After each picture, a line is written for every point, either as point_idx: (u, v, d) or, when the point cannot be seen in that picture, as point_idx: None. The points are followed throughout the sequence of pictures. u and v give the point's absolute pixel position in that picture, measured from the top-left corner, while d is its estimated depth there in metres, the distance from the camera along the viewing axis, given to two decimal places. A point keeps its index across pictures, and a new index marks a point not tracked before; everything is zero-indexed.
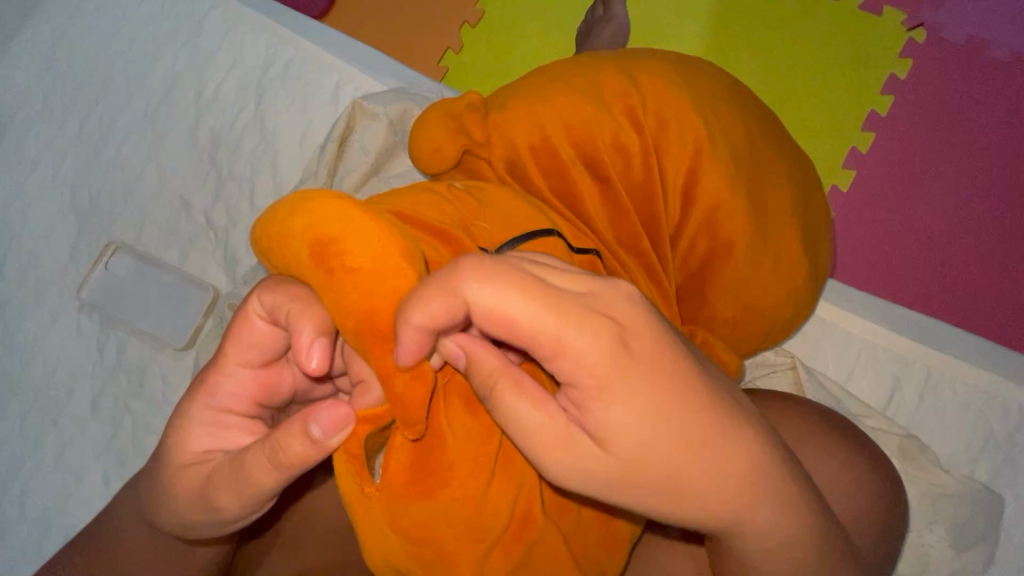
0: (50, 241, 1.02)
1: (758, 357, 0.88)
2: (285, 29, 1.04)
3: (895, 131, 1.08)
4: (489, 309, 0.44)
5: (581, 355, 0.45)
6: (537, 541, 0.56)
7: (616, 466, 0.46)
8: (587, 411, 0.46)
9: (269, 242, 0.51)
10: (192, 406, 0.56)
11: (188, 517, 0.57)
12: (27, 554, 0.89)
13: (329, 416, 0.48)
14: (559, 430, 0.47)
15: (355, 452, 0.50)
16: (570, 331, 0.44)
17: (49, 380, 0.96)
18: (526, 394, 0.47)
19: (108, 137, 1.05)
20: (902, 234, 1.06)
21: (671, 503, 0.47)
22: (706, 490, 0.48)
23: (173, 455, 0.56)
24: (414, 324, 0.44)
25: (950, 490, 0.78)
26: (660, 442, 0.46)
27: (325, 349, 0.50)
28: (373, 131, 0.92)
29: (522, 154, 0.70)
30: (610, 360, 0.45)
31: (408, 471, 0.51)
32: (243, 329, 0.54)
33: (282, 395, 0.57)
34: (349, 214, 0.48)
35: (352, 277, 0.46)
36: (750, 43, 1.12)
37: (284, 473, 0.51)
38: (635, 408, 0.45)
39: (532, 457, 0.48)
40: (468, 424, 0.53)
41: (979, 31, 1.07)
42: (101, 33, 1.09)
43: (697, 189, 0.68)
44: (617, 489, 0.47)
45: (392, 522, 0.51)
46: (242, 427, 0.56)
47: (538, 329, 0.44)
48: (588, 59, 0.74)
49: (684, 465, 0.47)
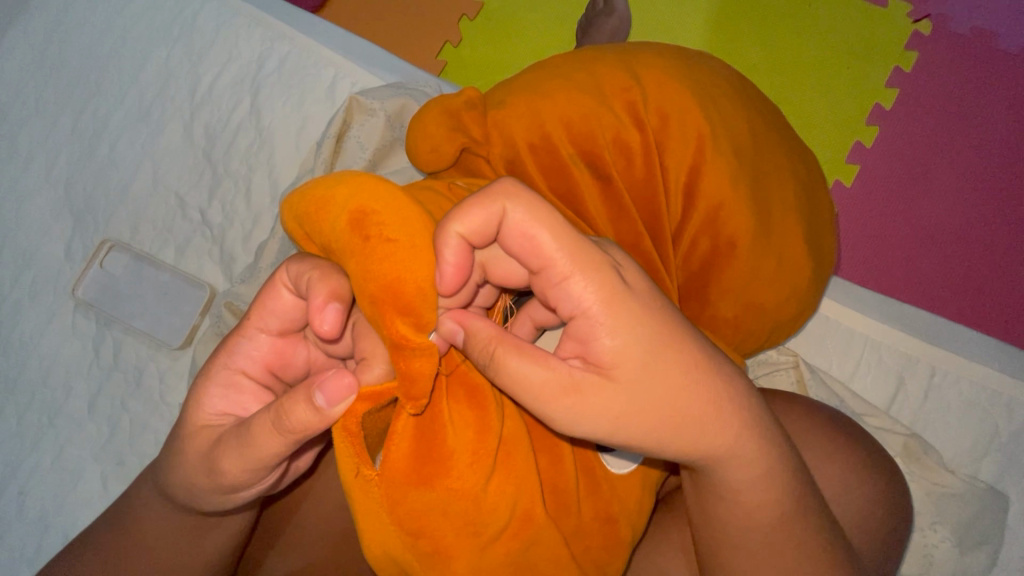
0: (44, 239, 1.01)
1: (760, 355, 0.85)
2: (280, 25, 1.02)
3: (898, 124, 1.07)
4: (521, 226, 0.45)
5: (596, 281, 0.46)
6: (535, 542, 0.55)
7: (620, 399, 0.47)
8: (595, 341, 0.46)
9: (307, 208, 0.50)
10: (212, 364, 0.56)
11: (193, 479, 0.57)
12: (25, 555, 0.88)
13: (335, 385, 0.47)
14: (563, 374, 0.46)
15: (354, 429, 0.48)
16: (587, 257, 0.46)
17: (46, 380, 0.95)
18: (528, 356, 0.46)
19: (102, 134, 1.04)
20: (906, 228, 1.05)
21: (672, 433, 0.49)
22: (701, 416, 0.49)
23: (189, 410, 0.57)
24: (457, 232, 0.45)
25: (955, 490, 0.77)
26: (657, 370, 0.47)
27: (339, 315, 0.49)
28: (371, 127, 0.90)
29: (521, 151, 0.69)
30: (618, 288, 0.46)
31: (410, 458, 0.49)
32: (268, 295, 0.54)
33: (295, 370, 0.57)
34: (392, 195, 0.48)
35: (386, 246, 0.46)
36: (753, 35, 1.11)
37: (286, 441, 0.50)
38: (637, 335, 0.47)
39: (539, 410, 0.47)
40: (468, 416, 0.52)
41: (986, 23, 1.05)
42: (93, 28, 1.08)
43: (700, 184, 0.67)
44: (622, 427, 0.47)
45: (391, 510, 0.49)
46: (254, 393, 0.56)
47: (558, 253, 0.45)
48: (589, 53, 0.73)
49: (680, 392, 0.48)
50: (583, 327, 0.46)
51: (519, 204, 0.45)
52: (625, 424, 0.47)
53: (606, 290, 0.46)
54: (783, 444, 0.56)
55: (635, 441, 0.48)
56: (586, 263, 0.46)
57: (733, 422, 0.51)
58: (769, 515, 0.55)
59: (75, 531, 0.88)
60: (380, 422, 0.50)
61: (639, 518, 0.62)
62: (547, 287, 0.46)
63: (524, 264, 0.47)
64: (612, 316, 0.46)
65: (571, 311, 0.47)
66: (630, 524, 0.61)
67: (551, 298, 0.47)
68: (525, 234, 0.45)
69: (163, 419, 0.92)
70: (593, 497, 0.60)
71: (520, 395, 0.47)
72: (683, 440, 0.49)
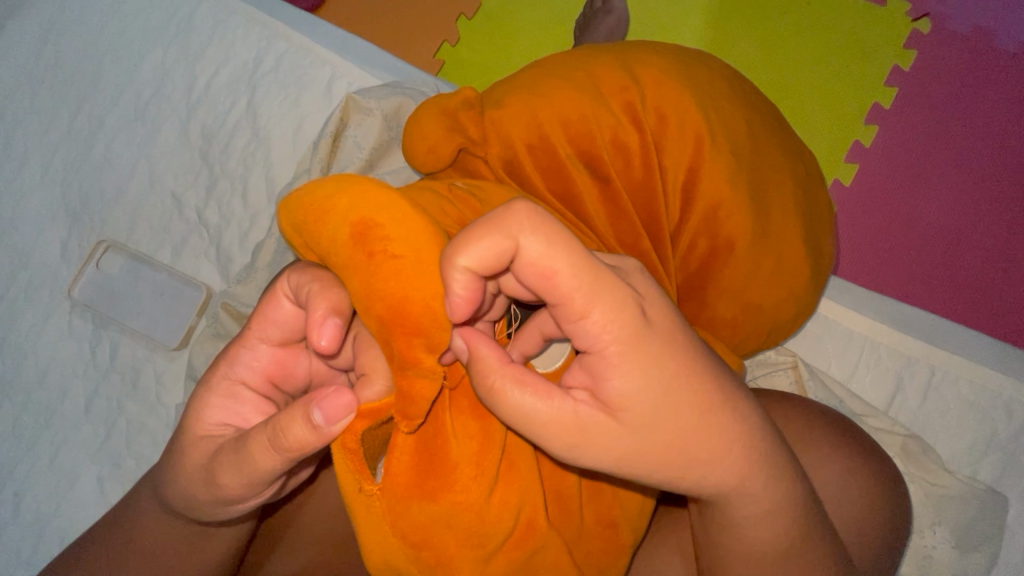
0: (40, 240, 1.01)
1: (759, 355, 0.85)
2: (276, 23, 1.02)
3: (897, 123, 1.07)
4: (539, 263, 0.42)
5: (616, 322, 0.44)
6: (539, 550, 0.54)
7: (627, 439, 0.46)
8: (608, 380, 0.45)
9: (305, 217, 0.50)
10: (212, 374, 0.56)
11: (191, 489, 0.56)
12: (20, 558, 0.88)
13: (335, 403, 0.47)
14: (568, 411, 0.45)
15: (353, 447, 0.48)
16: (609, 296, 0.44)
17: (41, 381, 0.95)
18: (532, 389, 0.45)
19: (98, 133, 1.03)
20: (906, 228, 1.05)
21: (677, 472, 0.48)
22: (709, 458, 0.49)
23: (189, 421, 0.56)
24: (465, 266, 0.42)
25: (953, 492, 0.77)
26: (669, 411, 0.46)
27: (337, 329, 0.48)
28: (367, 127, 0.90)
29: (519, 152, 0.68)
30: (639, 330, 0.45)
31: (411, 471, 0.49)
32: (269, 305, 0.54)
33: (296, 381, 0.57)
34: (395, 205, 0.48)
35: (392, 263, 0.45)
36: (752, 34, 1.10)
37: (283, 458, 0.50)
38: (651, 378, 0.46)
39: (541, 444, 0.46)
40: (472, 427, 0.51)
41: (985, 21, 1.05)
42: (89, 26, 1.07)
43: (698, 185, 0.66)
44: (627, 465, 0.46)
45: (393, 523, 0.49)
46: (254, 405, 0.56)
47: (578, 291, 0.43)
48: (587, 52, 0.73)
49: (689, 434, 0.47)
50: (597, 364, 0.45)
51: (538, 237, 0.42)
52: (628, 463, 0.46)
53: (626, 332, 0.44)
54: (796, 476, 0.54)
55: (639, 477, 0.48)
56: (608, 303, 0.44)
57: (742, 463, 0.50)
58: (773, 538, 0.55)
59: (71, 533, 0.88)
60: (382, 434, 0.50)
61: (639, 521, 0.62)
62: (564, 322, 0.45)
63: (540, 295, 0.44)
64: (627, 358, 0.45)
65: (585, 347, 0.45)
66: (631, 528, 0.61)
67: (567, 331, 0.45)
68: (543, 271, 0.42)
69: (159, 421, 0.92)
70: (595, 502, 0.60)
71: (522, 427, 0.46)
72: (688, 478, 0.49)
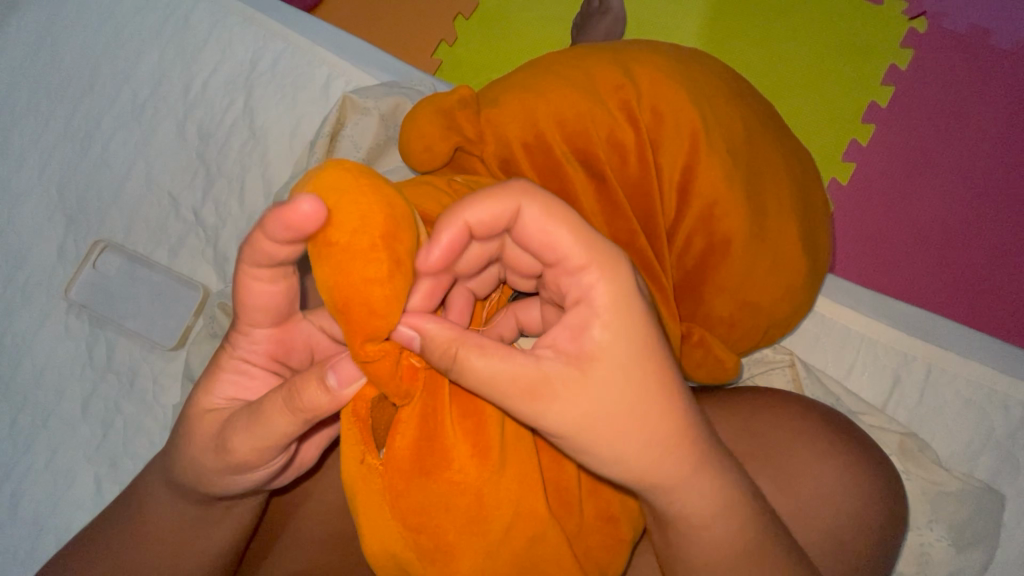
0: (37, 240, 1.01)
1: (755, 354, 0.85)
2: (273, 22, 1.02)
3: (894, 122, 1.07)
4: (540, 227, 0.47)
5: (611, 279, 0.47)
6: (539, 539, 0.53)
7: (592, 396, 0.47)
8: (587, 333, 0.47)
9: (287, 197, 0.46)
10: (220, 354, 0.56)
11: (200, 460, 0.56)
12: (16, 559, 0.87)
13: (347, 366, 0.49)
14: (533, 368, 0.46)
15: (363, 415, 0.50)
16: (605, 258, 0.48)
17: (38, 381, 0.95)
18: (491, 353, 0.46)
19: (95, 134, 1.03)
20: (901, 225, 1.05)
21: (640, 440, 0.49)
22: (670, 431, 0.50)
23: (198, 397, 0.57)
24: (467, 219, 0.46)
25: (951, 489, 0.77)
26: (633, 376, 0.48)
27: None
28: (363, 126, 0.90)
29: (515, 150, 0.69)
30: (626, 291, 0.48)
31: (413, 448, 0.50)
32: (250, 296, 0.50)
33: (301, 356, 0.57)
34: (352, 189, 0.43)
35: (329, 251, 0.43)
36: (749, 34, 1.10)
37: (294, 423, 0.50)
38: (627, 336, 0.48)
39: (510, 404, 0.47)
40: (468, 406, 0.52)
41: (980, 20, 1.05)
42: (86, 27, 1.07)
43: (694, 183, 0.66)
44: (587, 426, 0.47)
45: (392, 503, 0.50)
46: (262, 380, 0.56)
47: (577, 250, 0.47)
48: (583, 51, 0.73)
49: (649, 403, 0.48)
50: (581, 317, 0.48)
51: (540, 207, 0.47)
52: (592, 421, 0.47)
53: (611, 291, 0.47)
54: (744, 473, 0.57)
55: (600, 443, 0.48)
56: (602, 260, 0.48)
57: (695, 458, 0.51)
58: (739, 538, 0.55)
59: (69, 534, 0.88)
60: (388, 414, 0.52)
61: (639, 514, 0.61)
62: (562, 277, 0.48)
63: (539, 256, 0.49)
64: (611, 311, 0.47)
65: (575, 297, 0.48)
66: (631, 523, 0.60)
67: (563, 287, 0.49)
68: (545, 233, 0.47)
69: (156, 420, 0.92)
70: (595, 495, 0.60)
71: (486, 392, 0.47)
72: (649, 447, 0.49)
